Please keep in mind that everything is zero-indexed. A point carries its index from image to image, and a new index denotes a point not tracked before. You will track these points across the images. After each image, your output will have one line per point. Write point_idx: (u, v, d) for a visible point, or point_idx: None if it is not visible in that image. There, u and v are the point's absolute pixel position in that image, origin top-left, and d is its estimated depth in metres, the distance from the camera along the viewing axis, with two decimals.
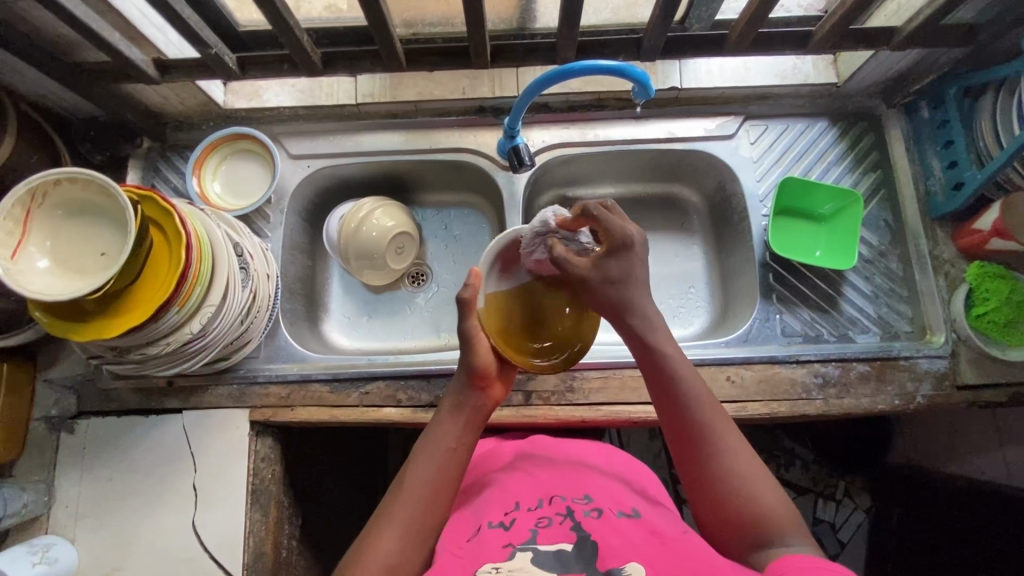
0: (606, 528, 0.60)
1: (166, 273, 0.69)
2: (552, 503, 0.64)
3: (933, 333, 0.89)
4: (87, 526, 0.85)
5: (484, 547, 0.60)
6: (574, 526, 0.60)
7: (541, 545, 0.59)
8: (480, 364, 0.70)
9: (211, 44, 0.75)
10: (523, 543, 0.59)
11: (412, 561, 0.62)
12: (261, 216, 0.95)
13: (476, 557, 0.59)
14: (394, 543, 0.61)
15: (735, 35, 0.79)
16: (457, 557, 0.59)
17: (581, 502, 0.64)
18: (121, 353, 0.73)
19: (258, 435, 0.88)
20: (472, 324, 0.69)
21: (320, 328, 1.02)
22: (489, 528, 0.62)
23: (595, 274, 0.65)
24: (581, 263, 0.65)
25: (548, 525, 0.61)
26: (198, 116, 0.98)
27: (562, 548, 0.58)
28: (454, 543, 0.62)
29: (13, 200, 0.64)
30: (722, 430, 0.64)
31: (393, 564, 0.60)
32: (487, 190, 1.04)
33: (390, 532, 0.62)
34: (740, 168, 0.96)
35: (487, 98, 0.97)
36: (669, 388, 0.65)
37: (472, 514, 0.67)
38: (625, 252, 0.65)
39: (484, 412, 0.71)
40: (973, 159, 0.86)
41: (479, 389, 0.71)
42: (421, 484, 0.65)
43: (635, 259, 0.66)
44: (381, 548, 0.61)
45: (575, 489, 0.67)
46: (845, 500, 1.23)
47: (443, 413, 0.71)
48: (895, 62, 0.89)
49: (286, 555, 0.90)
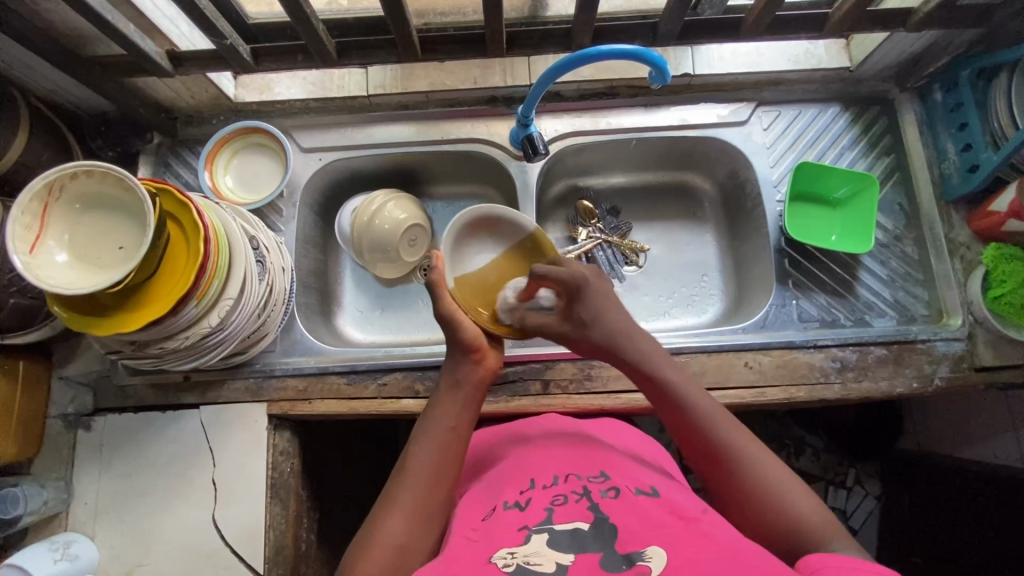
0: (622, 507, 0.60)
1: (185, 266, 0.69)
2: (568, 481, 0.64)
3: (950, 316, 0.89)
4: (106, 522, 0.84)
5: (499, 530, 0.59)
6: (591, 506, 0.60)
7: (556, 524, 0.58)
8: (468, 337, 0.73)
9: (226, 35, 0.75)
10: (538, 525, 0.58)
11: (418, 543, 0.61)
12: (273, 210, 0.95)
13: (490, 542, 0.58)
14: (402, 525, 0.61)
15: (751, 18, 0.78)
16: (471, 541, 0.59)
17: (597, 481, 0.64)
18: (140, 347, 0.73)
19: (276, 429, 0.88)
20: (447, 304, 0.73)
21: (333, 322, 1.02)
22: (506, 509, 0.62)
23: (568, 323, 0.75)
24: (552, 323, 0.76)
25: (564, 503, 0.61)
26: (208, 111, 0.98)
27: (578, 526, 0.57)
28: (467, 526, 0.62)
29: (29, 194, 0.63)
30: (728, 434, 0.64)
31: (401, 545, 0.59)
32: (499, 181, 1.03)
33: (398, 514, 0.61)
34: (754, 154, 0.96)
35: (499, 87, 0.97)
36: (674, 409, 0.67)
37: (485, 493, 0.67)
38: (583, 293, 0.74)
39: (478, 387, 0.72)
40: (988, 141, 0.85)
41: (473, 361, 0.73)
42: (428, 467, 0.65)
43: (596, 296, 0.74)
44: (390, 531, 0.60)
45: (591, 467, 0.67)
46: (856, 487, 1.24)
47: (441, 392, 0.71)
48: (909, 45, 0.89)
49: (306, 548, 0.90)
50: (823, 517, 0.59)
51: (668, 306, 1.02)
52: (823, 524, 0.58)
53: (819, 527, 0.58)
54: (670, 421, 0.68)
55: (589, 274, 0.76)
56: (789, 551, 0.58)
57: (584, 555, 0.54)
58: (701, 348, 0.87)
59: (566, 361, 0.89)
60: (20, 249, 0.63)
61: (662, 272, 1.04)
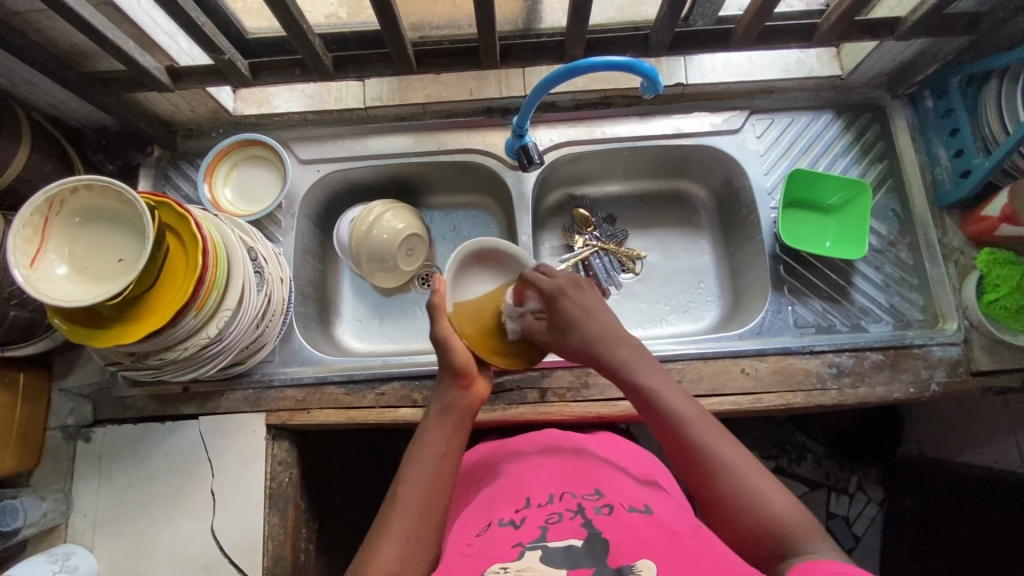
0: (616, 522, 0.60)
1: (183, 277, 0.69)
2: (563, 500, 0.64)
3: (945, 321, 0.89)
4: (105, 534, 0.85)
5: (494, 545, 0.59)
6: (584, 523, 0.60)
7: (550, 541, 0.58)
8: (458, 361, 0.74)
9: (224, 50, 0.76)
10: (532, 542, 0.58)
11: (414, 569, 0.61)
12: (272, 221, 0.96)
13: (485, 556, 0.58)
14: (396, 550, 0.61)
15: (741, 29, 0.80)
16: (465, 556, 0.59)
17: (592, 498, 0.64)
18: (139, 358, 0.73)
19: (275, 439, 0.88)
20: (443, 328, 0.75)
21: (332, 332, 1.03)
22: (500, 527, 0.62)
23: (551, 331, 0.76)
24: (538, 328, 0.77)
25: (558, 521, 0.61)
26: (208, 124, 0.99)
27: (571, 543, 0.57)
28: (462, 542, 0.63)
29: (31, 209, 0.64)
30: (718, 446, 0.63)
31: (396, 570, 0.59)
32: (495, 190, 1.04)
33: (396, 536, 0.62)
34: (748, 162, 0.97)
35: (495, 99, 0.98)
36: (655, 414, 0.68)
37: (481, 512, 0.67)
38: (561, 304, 0.75)
39: (469, 408, 0.74)
40: (979, 146, 0.85)
41: (463, 387, 0.74)
42: (420, 487, 0.66)
43: (574, 306, 0.75)
44: (384, 556, 0.60)
45: (586, 486, 0.67)
46: (858, 493, 1.22)
47: (431, 417, 0.73)
48: (899, 53, 0.90)
49: (305, 558, 0.90)
50: (800, 517, 0.59)
51: (665, 313, 1.03)
52: (801, 526, 0.58)
53: (791, 523, 0.58)
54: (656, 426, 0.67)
55: (570, 286, 0.77)
56: (744, 531, 0.60)
57: (575, 570, 0.54)
58: (697, 355, 0.87)
59: (564, 369, 0.89)
60: (21, 262, 0.64)
61: (659, 280, 1.05)
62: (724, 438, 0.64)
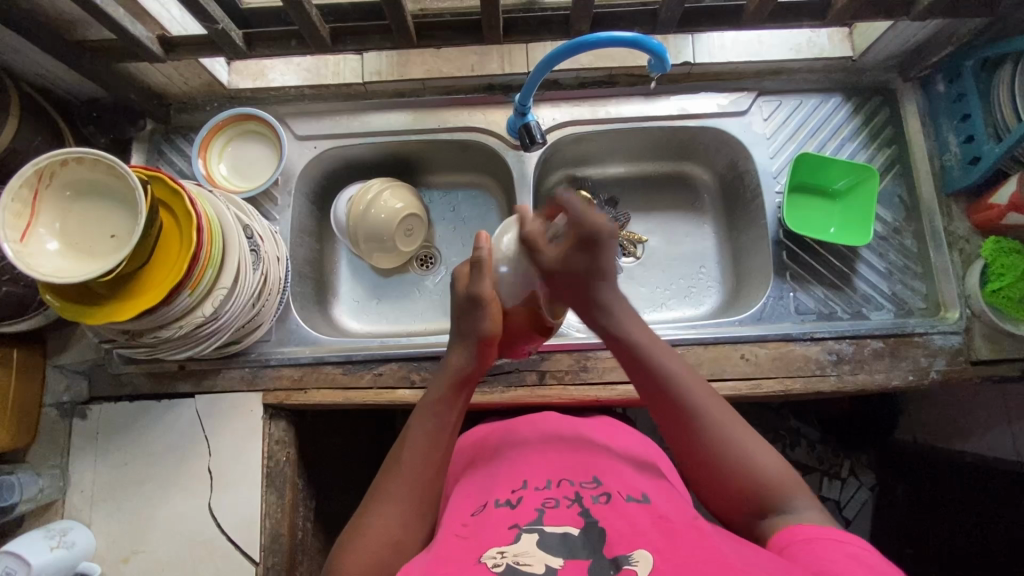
0: (613, 512, 0.60)
1: (177, 256, 0.68)
2: (560, 486, 0.64)
3: (947, 309, 0.89)
4: (103, 510, 0.85)
5: (490, 529, 0.59)
6: (581, 511, 0.60)
7: (546, 525, 0.58)
8: (485, 328, 0.69)
9: (217, 18, 0.73)
10: (528, 524, 0.59)
11: (412, 541, 0.61)
12: (268, 199, 0.94)
13: (481, 539, 0.58)
14: (394, 522, 0.61)
15: (753, 6, 0.77)
16: (460, 539, 0.59)
17: (590, 486, 0.64)
18: (134, 337, 0.72)
19: (271, 418, 0.87)
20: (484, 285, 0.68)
21: (329, 311, 1.02)
22: (496, 507, 0.62)
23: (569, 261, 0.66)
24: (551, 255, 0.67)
25: (555, 506, 0.61)
26: (202, 97, 0.96)
27: (568, 531, 0.57)
28: (457, 521, 0.63)
29: (21, 181, 0.63)
30: (751, 453, 0.62)
31: (394, 541, 0.60)
32: (495, 170, 1.02)
33: (391, 509, 0.62)
34: (754, 145, 0.95)
35: (497, 75, 0.95)
36: (649, 382, 0.67)
37: (476, 492, 0.68)
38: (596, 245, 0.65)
39: (474, 376, 0.71)
40: (990, 132, 0.84)
41: (479, 352, 0.70)
42: (414, 462, 0.65)
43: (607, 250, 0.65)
44: (383, 527, 0.61)
45: (584, 473, 0.67)
46: (851, 478, 1.22)
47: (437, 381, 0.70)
48: (914, 33, 0.87)
49: (301, 536, 0.90)
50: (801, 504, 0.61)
51: (666, 297, 1.02)
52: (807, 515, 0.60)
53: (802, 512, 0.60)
54: (684, 439, 0.64)
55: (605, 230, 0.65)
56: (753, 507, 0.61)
57: (572, 560, 0.54)
58: (697, 340, 0.87)
59: (562, 352, 0.88)
60: (10, 237, 0.62)
61: (660, 264, 1.04)
62: (696, 383, 0.66)
